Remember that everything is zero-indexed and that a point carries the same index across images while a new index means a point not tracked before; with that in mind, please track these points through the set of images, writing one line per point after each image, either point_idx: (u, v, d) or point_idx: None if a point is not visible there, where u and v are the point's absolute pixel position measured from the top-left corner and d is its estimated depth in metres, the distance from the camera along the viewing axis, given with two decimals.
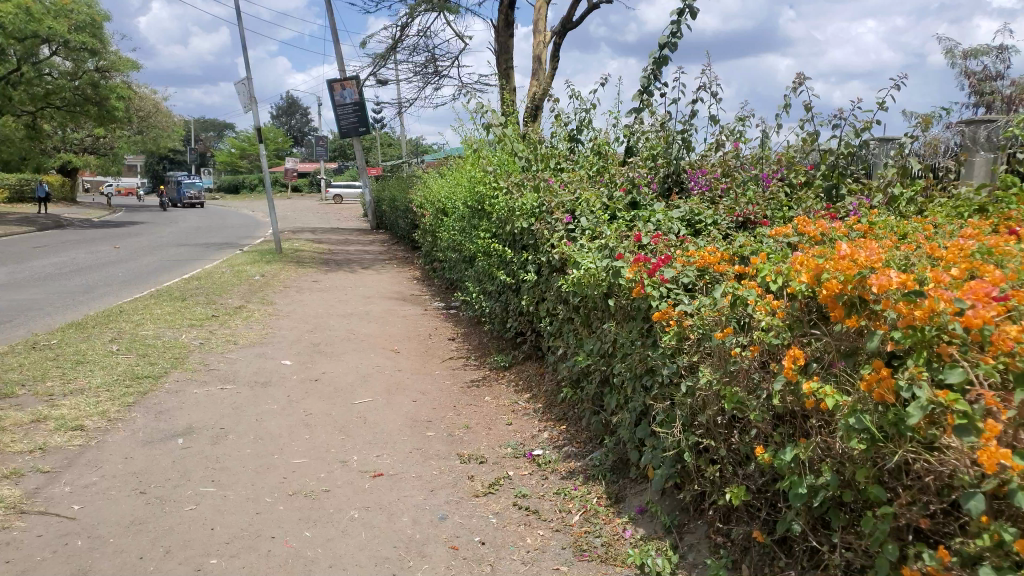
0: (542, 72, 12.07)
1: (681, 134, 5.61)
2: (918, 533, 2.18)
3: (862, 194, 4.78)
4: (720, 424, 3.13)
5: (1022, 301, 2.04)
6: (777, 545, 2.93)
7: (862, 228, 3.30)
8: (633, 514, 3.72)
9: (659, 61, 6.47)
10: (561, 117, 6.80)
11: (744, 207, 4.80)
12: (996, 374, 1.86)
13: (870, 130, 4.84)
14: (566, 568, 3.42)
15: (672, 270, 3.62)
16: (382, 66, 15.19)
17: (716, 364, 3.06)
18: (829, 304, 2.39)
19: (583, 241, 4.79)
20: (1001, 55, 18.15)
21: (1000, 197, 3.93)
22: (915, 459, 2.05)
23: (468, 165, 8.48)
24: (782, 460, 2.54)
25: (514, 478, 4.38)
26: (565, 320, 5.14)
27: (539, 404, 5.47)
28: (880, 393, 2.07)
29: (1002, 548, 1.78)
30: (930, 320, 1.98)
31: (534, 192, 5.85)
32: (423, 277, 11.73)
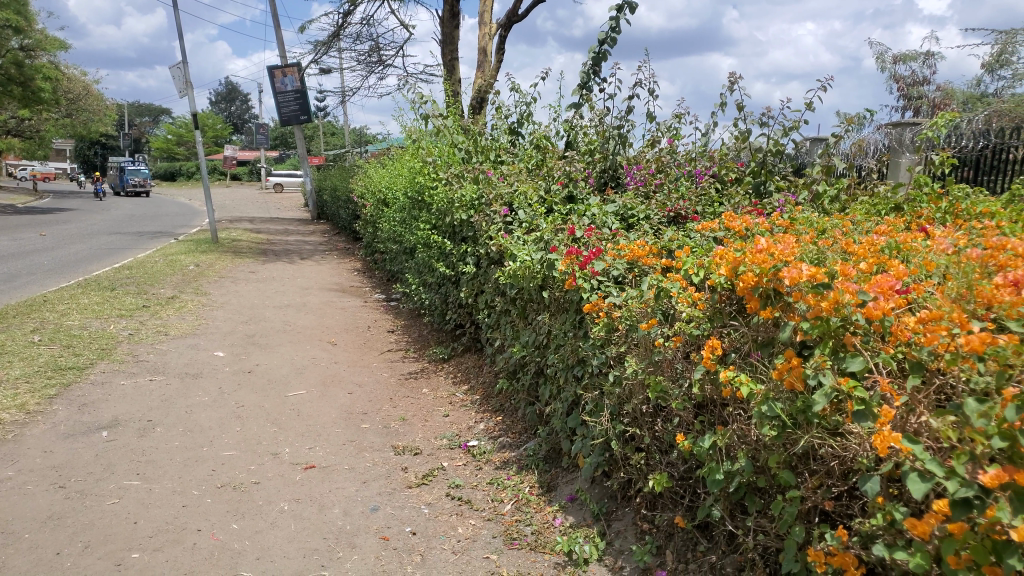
0: (486, 65, 12.05)
1: (618, 130, 5.71)
2: (824, 516, 2.28)
3: (789, 191, 4.95)
4: (646, 413, 3.21)
5: (921, 295, 2.18)
6: (699, 530, 3.02)
7: (784, 224, 3.43)
8: (564, 503, 3.78)
9: (599, 57, 6.55)
10: (501, 110, 6.82)
11: (675, 202, 4.88)
12: (894, 363, 1.98)
13: (797, 130, 5.01)
14: (496, 556, 3.45)
15: (603, 262, 3.70)
16: (325, 54, 14.94)
17: (642, 354, 3.15)
18: (745, 297, 2.48)
19: (519, 233, 4.83)
20: (928, 61, 18.93)
21: (915, 196, 4.12)
22: (821, 445, 2.14)
23: (409, 156, 8.42)
24: (701, 447, 2.62)
25: (449, 469, 4.40)
26: (502, 312, 5.17)
27: (477, 395, 5.49)
28: (790, 381, 2.14)
29: (894, 527, 1.89)
30: (836, 312, 2.07)
31: (473, 184, 5.86)
32: (364, 269, 11.62)
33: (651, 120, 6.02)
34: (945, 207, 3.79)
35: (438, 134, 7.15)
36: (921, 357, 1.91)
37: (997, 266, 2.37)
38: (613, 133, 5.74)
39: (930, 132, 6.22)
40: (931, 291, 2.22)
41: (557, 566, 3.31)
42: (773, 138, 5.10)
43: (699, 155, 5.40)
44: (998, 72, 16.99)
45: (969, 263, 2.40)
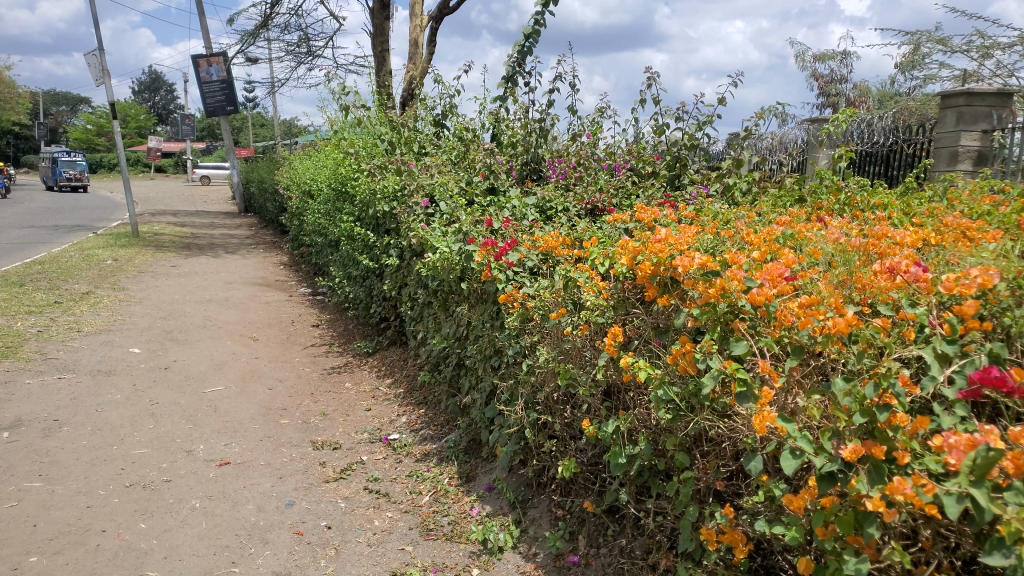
0: (417, 57, 11.94)
1: (540, 124, 5.76)
2: (717, 495, 2.36)
3: (702, 184, 5.13)
4: (558, 400, 3.26)
5: (808, 281, 2.24)
6: (607, 515, 3.08)
7: (690, 216, 3.53)
8: (481, 493, 3.79)
9: (523, 50, 6.58)
10: (426, 102, 6.79)
11: (592, 195, 4.95)
12: (775, 347, 2.04)
13: (710, 124, 5.16)
14: (411, 548, 3.44)
15: (518, 254, 3.73)
16: (252, 44, 14.58)
17: (552, 342, 3.19)
18: (645, 285, 2.54)
19: (439, 225, 4.83)
20: (846, 61, 19.69)
21: (818, 189, 4.30)
22: (711, 427, 2.20)
23: (333, 148, 8.31)
24: (605, 432, 2.67)
25: (368, 463, 4.37)
26: (424, 304, 5.16)
27: (400, 389, 5.48)
28: (683, 365, 2.21)
29: (774, 503, 1.97)
30: (723, 298, 2.14)
31: (395, 176, 5.84)
32: (290, 263, 11.42)
33: (573, 114, 6.10)
34: (843, 199, 3.98)
35: (362, 126, 7.07)
36: (801, 341, 1.98)
37: (878, 254, 2.49)
38: (535, 126, 5.79)
39: (836, 128, 6.49)
40: (816, 277, 2.31)
41: (472, 555, 3.31)
42: (687, 132, 5.24)
43: (618, 148, 5.50)
44: (911, 72, 17.78)
45: (853, 251, 2.52)
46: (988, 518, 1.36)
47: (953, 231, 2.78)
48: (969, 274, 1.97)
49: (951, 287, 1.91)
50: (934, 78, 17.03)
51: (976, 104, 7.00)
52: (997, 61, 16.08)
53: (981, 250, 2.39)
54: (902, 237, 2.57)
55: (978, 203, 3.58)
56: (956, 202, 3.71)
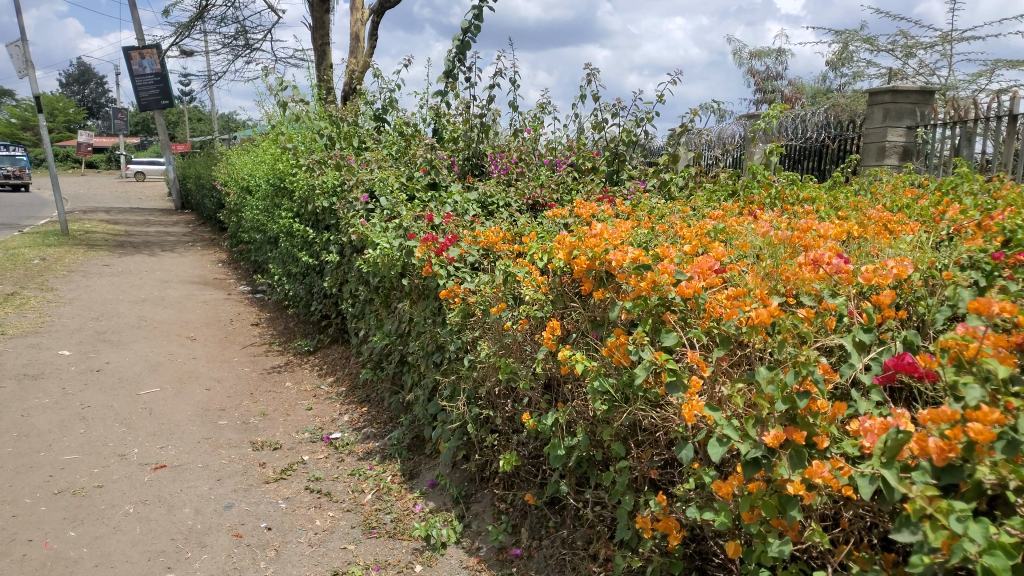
0: (359, 50, 11.78)
1: (481, 119, 5.76)
2: (652, 484, 2.40)
3: (639, 179, 5.25)
4: (499, 394, 3.29)
5: (737, 273, 2.30)
6: (548, 507, 3.10)
7: (626, 211, 3.60)
8: (424, 489, 3.78)
9: (463, 44, 6.56)
10: (365, 96, 6.71)
11: (533, 190, 4.97)
12: (703, 338, 2.09)
13: (647, 121, 5.26)
14: (353, 546, 3.41)
15: (458, 249, 3.73)
16: (186, 36, 14.16)
17: (494, 337, 3.20)
18: (581, 280, 2.58)
19: (379, 221, 4.79)
20: (780, 58, 20.25)
21: (749, 183, 4.44)
22: (644, 417, 2.25)
23: (272, 143, 8.15)
24: (544, 424, 2.69)
25: (310, 463, 4.32)
26: (365, 300, 5.11)
27: (342, 387, 5.43)
28: (617, 357, 2.24)
29: (704, 490, 2.02)
30: (654, 291, 2.19)
31: (335, 171, 5.78)
32: (229, 261, 11.18)
33: (514, 109, 6.11)
34: (772, 193, 4.12)
35: (300, 121, 6.96)
36: (728, 332, 2.03)
37: (803, 247, 2.58)
38: (476, 122, 5.78)
39: (769, 124, 6.66)
40: (744, 269, 2.38)
41: (415, 551, 3.28)
42: (625, 128, 5.35)
43: (559, 144, 5.54)
44: (841, 70, 18.38)
45: (779, 244, 2.60)
46: (896, 496, 1.43)
47: (874, 224, 2.91)
48: (886, 265, 2.07)
49: (870, 277, 2.01)
50: (862, 76, 17.66)
51: (901, 101, 7.30)
52: (919, 60, 16.78)
53: (898, 243, 2.51)
54: (825, 230, 2.68)
55: (900, 197, 3.75)
56: (879, 196, 3.87)
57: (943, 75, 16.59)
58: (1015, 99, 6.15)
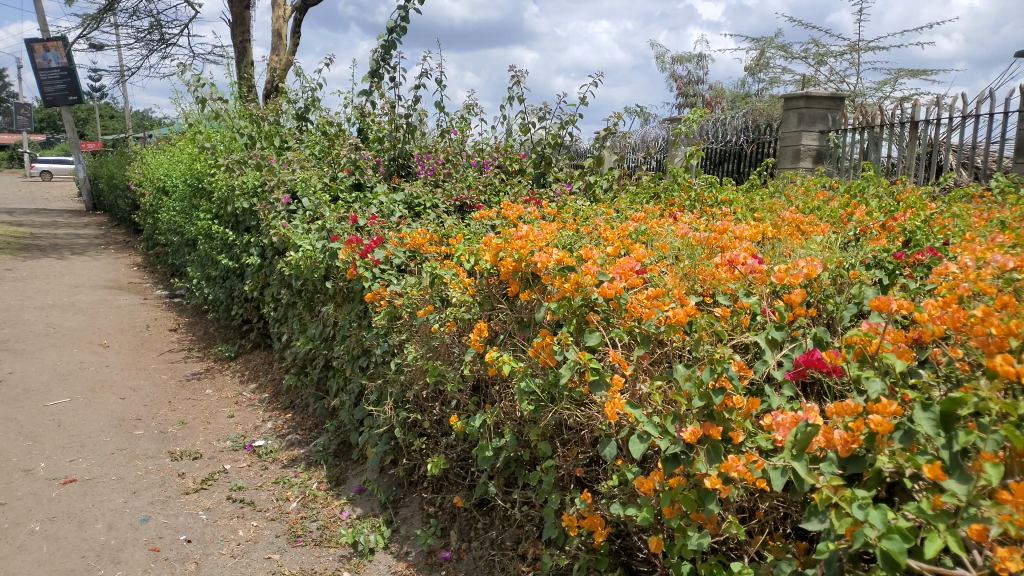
0: (281, 48, 11.51)
1: (407, 119, 5.72)
2: (579, 482, 2.43)
3: (565, 181, 5.33)
4: (427, 397, 3.27)
5: (658, 273, 2.35)
6: (477, 508, 3.10)
7: (552, 213, 3.64)
8: (351, 495, 3.73)
9: (388, 44, 6.50)
10: (287, 95, 6.57)
11: (460, 192, 4.95)
12: (626, 337, 2.14)
13: (573, 123, 5.33)
14: (278, 556, 3.32)
15: (384, 251, 3.70)
16: (96, 29, 13.55)
17: (421, 340, 3.18)
18: (508, 281, 2.60)
19: (301, 223, 4.70)
20: (701, 63, 20.84)
21: (671, 185, 4.56)
22: (569, 416, 2.28)
23: (189, 142, 7.89)
24: (472, 426, 2.69)
25: (232, 472, 4.19)
26: (288, 304, 5.01)
27: (266, 394, 5.30)
28: (543, 357, 2.26)
29: (627, 486, 2.05)
30: (578, 292, 2.22)
31: (255, 171, 5.65)
32: (144, 263, 10.76)
33: (440, 110, 6.09)
34: (693, 195, 4.25)
35: (219, 120, 6.77)
36: (649, 330, 2.08)
37: (720, 248, 2.67)
38: (402, 122, 5.73)
39: (690, 128, 6.83)
40: (664, 270, 2.44)
41: (342, 559, 3.23)
42: (551, 131, 5.41)
43: (486, 146, 5.55)
44: (758, 75, 19.04)
45: (697, 245, 2.68)
46: (805, 487, 1.49)
47: (788, 226, 3.03)
48: (797, 265, 2.15)
49: (782, 277, 2.09)
50: (777, 82, 18.35)
51: (814, 107, 7.56)
52: (831, 68, 17.55)
53: (809, 243, 2.62)
54: (741, 232, 2.78)
55: (813, 199, 3.91)
56: (793, 199, 4.03)
57: (853, 83, 17.41)
58: (918, 106, 6.50)
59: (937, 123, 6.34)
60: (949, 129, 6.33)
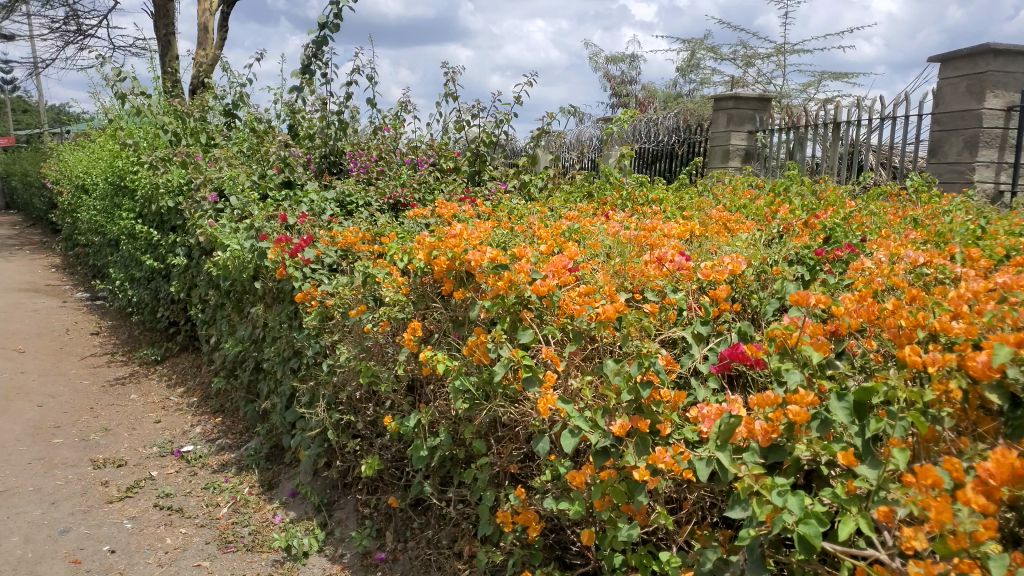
0: (207, 42, 11.19)
1: (338, 116, 5.64)
2: (513, 477, 2.45)
3: (500, 179, 5.35)
4: (360, 398, 3.24)
5: (589, 271, 2.39)
6: (413, 508, 3.08)
7: (486, 211, 3.65)
8: (284, 499, 3.66)
9: (319, 40, 6.39)
10: (214, 90, 6.43)
11: (394, 190, 4.91)
12: (558, 334, 2.16)
13: (507, 122, 5.36)
14: (208, 563, 3.23)
15: (315, 250, 3.64)
16: (7, 19, 12.91)
17: (354, 340, 3.15)
18: (441, 280, 2.59)
19: (229, 222, 4.59)
20: (634, 63, 21.17)
21: (604, 184, 4.63)
22: (503, 412, 2.29)
23: (110, 138, 7.60)
24: (406, 426, 2.67)
25: (158, 478, 4.06)
26: (217, 305, 4.88)
27: (194, 398, 5.16)
28: (477, 355, 2.27)
29: (560, 480, 2.08)
30: (512, 290, 2.24)
31: (180, 169, 5.49)
32: (64, 264, 10.32)
33: (373, 107, 6.03)
34: (624, 195, 4.32)
35: (141, 115, 6.55)
36: (581, 327, 2.11)
37: (649, 246, 2.73)
38: (333, 118, 5.65)
39: (621, 128, 6.93)
40: (595, 267, 2.48)
41: (275, 563, 3.16)
42: (485, 129, 5.41)
43: (420, 143, 5.51)
44: (689, 76, 19.47)
45: (628, 243, 2.73)
46: (729, 476, 1.54)
47: (715, 224, 3.12)
48: (722, 262, 2.21)
49: (708, 273, 2.15)
50: (707, 83, 18.80)
51: (742, 107, 7.78)
52: (758, 70, 18.08)
53: (735, 241, 2.70)
54: (669, 230, 2.84)
55: (740, 197, 4.04)
56: (721, 197, 4.15)
57: (779, 85, 17.96)
58: (839, 108, 6.76)
59: (857, 124, 6.61)
60: (868, 130, 6.60)
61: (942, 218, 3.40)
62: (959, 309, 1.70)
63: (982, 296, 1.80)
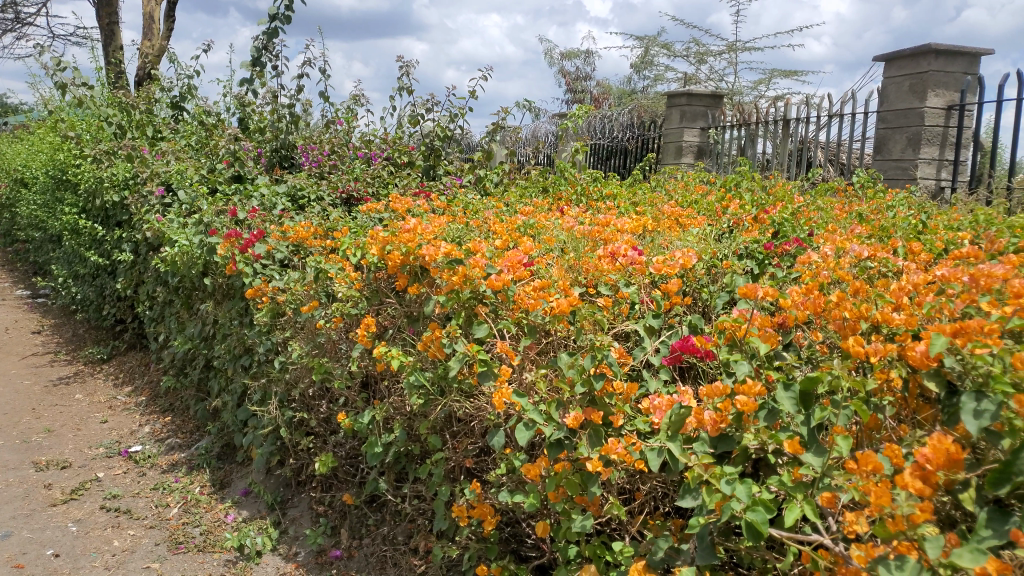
0: (154, 33, 10.90)
1: (290, 110, 5.55)
2: (468, 472, 2.46)
3: (455, 174, 5.33)
4: (313, 395, 3.20)
5: (544, 265, 2.40)
6: (368, 505, 3.06)
7: (440, 206, 3.63)
8: (237, 498, 3.61)
9: (270, 31, 6.28)
10: (160, 82, 6.29)
11: (347, 184, 4.85)
12: (513, 328, 2.17)
13: (462, 117, 5.34)
14: (158, 564, 3.16)
15: (265, 245, 3.58)
16: None
17: (306, 337, 3.11)
18: (396, 276, 2.58)
19: (177, 217, 4.49)
20: (588, 59, 21.28)
21: (559, 179, 4.65)
22: (458, 407, 2.29)
23: (50, 130, 7.36)
24: (361, 422, 2.64)
25: (105, 480, 3.95)
26: (165, 302, 4.77)
27: (142, 397, 5.04)
28: (432, 350, 2.26)
29: (515, 473, 2.09)
30: (467, 285, 2.23)
31: (126, 162, 5.34)
32: (2, 261, 9.96)
33: (326, 100, 5.95)
34: (579, 190, 4.35)
35: (83, 107, 6.35)
36: (535, 321, 2.12)
37: (602, 241, 2.75)
38: (285, 112, 5.56)
39: (576, 124, 6.97)
40: (550, 262, 2.49)
41: (227, 563, 3.11)
42: (440, 123, 5.38)
43: (374, 137, 5.46)
44: (643, 73, 19.66)
45: (582, 238, 2.75)
46: (680, 466, 1.57)
47: (667, 219, 3.16)
48: (674, 256, 2.25)
49: (660, 267, 2.18)
50: (661, 80, 19.00)
51: (695, 104, 7.88)
52: (710, 67, 18.34)
53: (687, 236, 2.74)
54: (623, 224, 2.87)
55: (692, 193, 4.09)
56: (674, 193, 4.20)
57: (730, 82, 18.24)
58: (789, 105, 6.91)
59: (806, 121, 6.75)
60: (816, 127, 6.76)
61: (886, 214, 3.50)
62: (900, 302, 1.76)
63: (921, 289, 1.86)
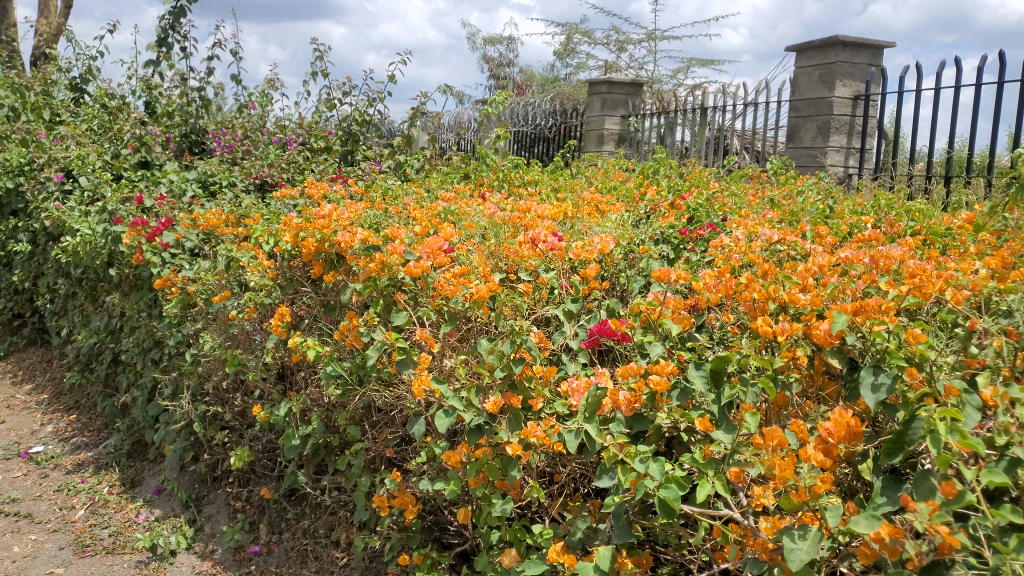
0: (50, 11, 10.30)
1: (199, 92, 5.33)
2: (389, 461, 2.43)
3: (375, 159, 5.23)
4: (227, 388, 3.10)
5: (464, 252, 2.38)
6: (287, 498, 2.99)
7: (359, 192, 3.56)
8: (148, 497, 3.47)
9: (176, 11, 6.02)
10: (58, 62, 5.94)
11: (260, 170, 4.71)
12: (432, 315, 2.14)
13: (381, 101, 5.25)
14: (62, 569, 3.01)
15: (174, 234, 3.45)
16: None
17: (219, 328, 3.01)
18: (311, 264, 2.51)
19: (78, 205, 4.26)
20: (511, 45, 21.27)
21: (480, 164, 4.63)
22: (377, 396, 2.26)
23: None
24: (277, 415, 2.58)
25: (3, 483, 3.74)
26: (67, 295, 4.53)
27: (44, 395, 4.78)
28: (349, 339, 2.22)
29: (435, 461, 2.08)
30: (384, 272, 2.19)
31: (21, 147, 5.03)
32: None
33: (238, 84, 5.74)
34: (500, 176, 4.34)
35: None
36: (455, 308, 2.10)
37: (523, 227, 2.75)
38: (194, 95, 5.33)
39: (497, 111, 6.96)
40: (471, 248, 2.48)
41: (139, 564, 2.98)
42: (358, 107, 5.27)
43: (290, 122, 5.32)
44: (566, 61, 19.80)
45: (502, 224, 2.74)
46: (596, 446, 1.59)
47: (586, 205, 3.19)
48: (592, 242, 2.26)
49: (578, 252, 2.19)
50: (583, 67, 19.16)
51: (616, 92, 7.97)
52: (630, 55, 18.64)
53: (605, 222, 2.78)
54: (543, 210, 2.87)
55: (611, 179, 4.15)
56: (593, 179, 4.25)
57: (650, 71, 18.58)
58: (705, 94, 7.07)
59: (722, 110, 6.93)
60: (731, 116, 6.96)
61: (796, 199, 3.63)
62: (806, 283, 1.82)
63: (827, 270, 1.94)
